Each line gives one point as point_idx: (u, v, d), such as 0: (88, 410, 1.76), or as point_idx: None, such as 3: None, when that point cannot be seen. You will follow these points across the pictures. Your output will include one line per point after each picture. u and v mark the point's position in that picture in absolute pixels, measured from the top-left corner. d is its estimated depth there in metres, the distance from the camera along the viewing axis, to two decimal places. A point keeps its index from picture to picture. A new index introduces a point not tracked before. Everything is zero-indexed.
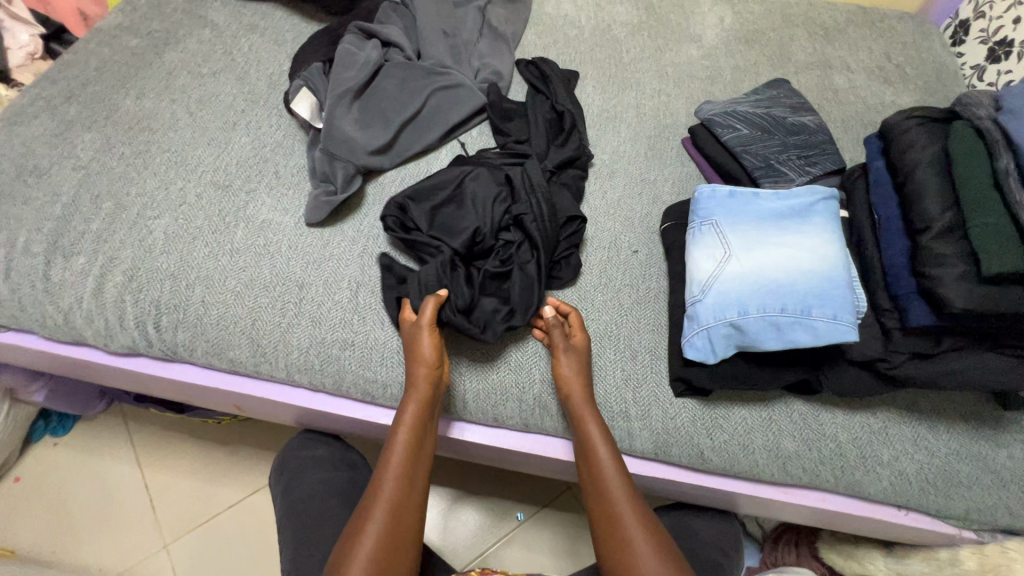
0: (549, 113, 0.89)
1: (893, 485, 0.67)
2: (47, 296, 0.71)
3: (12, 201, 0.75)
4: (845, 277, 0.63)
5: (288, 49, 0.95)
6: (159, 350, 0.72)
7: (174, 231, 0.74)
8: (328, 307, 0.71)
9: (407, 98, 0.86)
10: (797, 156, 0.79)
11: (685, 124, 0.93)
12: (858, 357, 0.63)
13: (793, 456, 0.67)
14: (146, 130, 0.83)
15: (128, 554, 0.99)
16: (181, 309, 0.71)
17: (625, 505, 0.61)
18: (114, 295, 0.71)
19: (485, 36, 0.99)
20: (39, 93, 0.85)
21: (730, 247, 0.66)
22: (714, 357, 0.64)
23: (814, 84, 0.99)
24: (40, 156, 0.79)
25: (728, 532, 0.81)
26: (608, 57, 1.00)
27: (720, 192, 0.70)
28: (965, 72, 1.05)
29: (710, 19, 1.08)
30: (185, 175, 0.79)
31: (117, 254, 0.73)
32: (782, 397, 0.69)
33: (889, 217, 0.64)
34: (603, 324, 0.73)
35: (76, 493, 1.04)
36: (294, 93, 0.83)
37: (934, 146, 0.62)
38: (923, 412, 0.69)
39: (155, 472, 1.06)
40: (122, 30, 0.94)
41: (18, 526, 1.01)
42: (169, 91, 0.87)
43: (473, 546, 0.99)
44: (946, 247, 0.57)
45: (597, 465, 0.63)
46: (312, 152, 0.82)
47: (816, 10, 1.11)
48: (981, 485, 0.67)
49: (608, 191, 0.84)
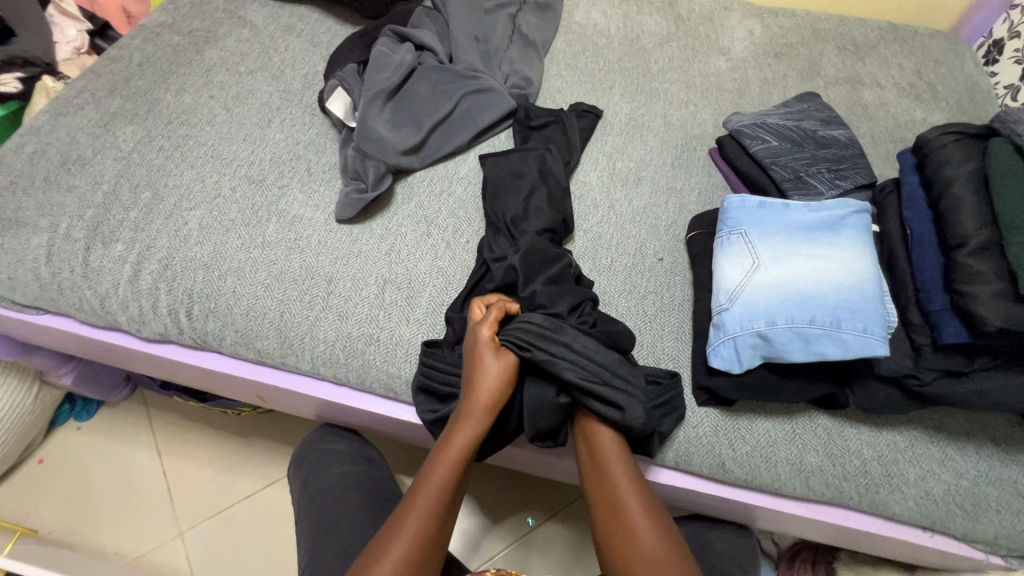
0: (562, 137, 0.88)
1: (918, 505, 0.66)
2: (86, 281, 0.73)
3: (56, 188, 0.77)
4: (877, 291, 0.62)
5: (323, 50, 0.97)
6: (189, 338, 0.73)
7: (209, 223, 0.76)
8: (355, 303, 0.72)
9: (438, 101, 0.88)
10: (828, 170, 0.79)
11: (712, 135, 0.93)
12: (887, 372, 0.62)
13: (816, 471, 0.66)
14: (185, 124, 0.85)
15: (144, 540, 1.01)
16: (212, 298, 0.72)
17: (635, 506, 0.59)
18: (149, 282, 0.73)
19: (516, 43, 1.01)
20: (84, 86, 0.88)
21: (759, 257, 0.65)
22: (739, 366, 0.63)
23: (844, 99, 0.99)
24: (83, 147, 0.81)
25: (744, 547, 0.80)
26: (635, 67, 1.01)
27: (749, 202, 0.70)
28: (998, 91, 1.04)
29: (739, 32, 1.08)
30: (221, 169, 0.81)
31: (154, 243, 0.75)
32: (806, 411, 0.69)
33: (921, 232, 0.64)
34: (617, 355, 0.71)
35: (96, 477, 1.06)
36: (329, 92, 0.85)
37: (971, 162, 0.62)
38: (950, 432, 0.68)
39: (174, 460, 1.08)
40: (165, 28, 0.97)
41: (41, 506, 1.03)
42: (208, 88, 0.90)
43: (484, 549, 0.98)
44: (982, 264, 0.57)
45: (610, 464, 0.62)
46: (344, 150, 0.84)
47: (847, 26, 1.11)
48: (1012, 509, 0.65)
49: (633, 198, 0.84)
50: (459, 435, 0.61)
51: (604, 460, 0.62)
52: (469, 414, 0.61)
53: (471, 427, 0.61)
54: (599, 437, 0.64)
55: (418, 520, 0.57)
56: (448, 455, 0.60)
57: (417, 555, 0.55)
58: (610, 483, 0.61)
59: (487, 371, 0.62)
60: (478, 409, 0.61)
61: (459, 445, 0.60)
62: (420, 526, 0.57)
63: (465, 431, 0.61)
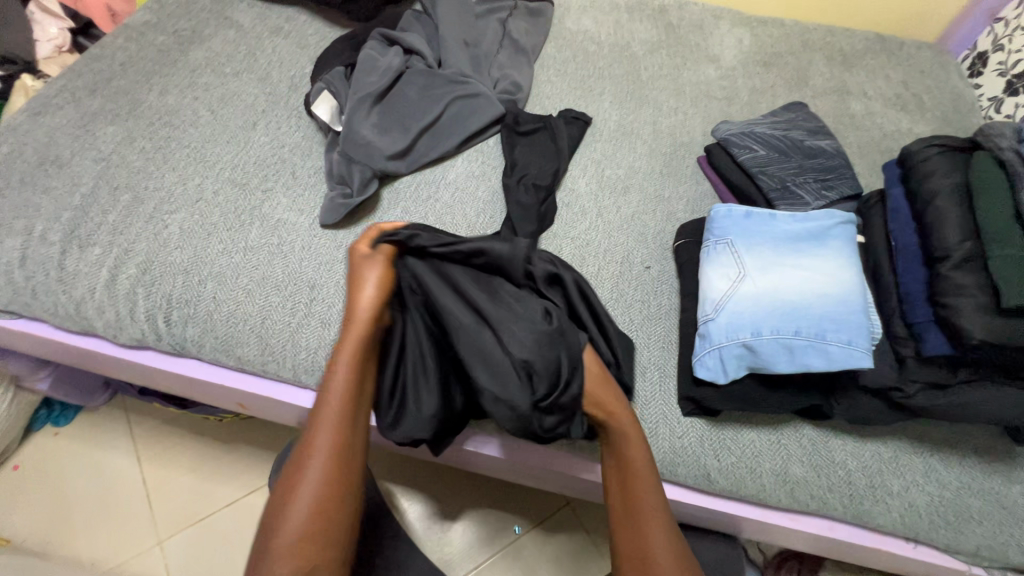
0: (550, 145, 0.88)
1: (901, 517, 0.66)
2: (61, 286, 0.71)
3: (32, 189, 0.76)
4: (861, 301, 0.62)
5: (311, 52, 0.97)
6: (168, 344, 0.71)
7: (190, 226, 0.75)
8: (338, 310, 0.71)
9: (426, 106, 0.87)
10: (814, 180, 0.79)
11: (700, 143, 0.93)
12: (872, 384, 0.61)
13: (800, 483, 0.66)
14: (167, 125, 0.84)
15: (122, 549, 0.99)
16: (192, 304, 0.71)
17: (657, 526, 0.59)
18: (127, 287, 0.71)
19: (505, 48, 1.01)
20: (64, 85, 0.86)
21: (745, 267, 0.65)
22: (725, 377, 0.63)
23: (831, 109, 0.99)
24: (61, 147, 0.80)
25: (730, 557, 0.79)
26: (625, 74, 1.01)
27: (736, 211, 0.69)
28: (982, 104, 1.05)
29: (729, 41, 1.08)
30: (203, 172, 0.80)
31: (132, 247, 0.73)
32: (792, 422, 0.68)
33: (906, 244, 0.64)
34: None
35: (73, 484, 1.03)
36: (315, 95, 0.84)
37: (955, 175, 0.62)
38: (934, 443, 0.68)
39: (154, 467, 1.06)
40: (149, 27, 0.96)
41: (15, 513, 1.00)
42: (192, 89, 0.88)
43: (469, 558, 0.97)
44: (965, 276, 0.57)
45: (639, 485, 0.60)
46: (330, 154, 0.83)
47: (835, 36, 1.11)
48: (993, 521, 0.66)
49: (621, 206, 0.84)
50: (339, 365, 0.60)
51: (637, 476, 0.60)
52: (348, 341, 0.61)
53: (342, 370, 0.59)
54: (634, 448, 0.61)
55: (318, 476, 0.56)
56: (332, 386, 0.59)
57: (322, 486, 0.56)
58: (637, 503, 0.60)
59: (366, 294, 0.63)
60: (355, 331, 0.61)
61: (341, 375, 0.59)
62: (317, 463, 0.56)
63: (344, 362, 0.60)
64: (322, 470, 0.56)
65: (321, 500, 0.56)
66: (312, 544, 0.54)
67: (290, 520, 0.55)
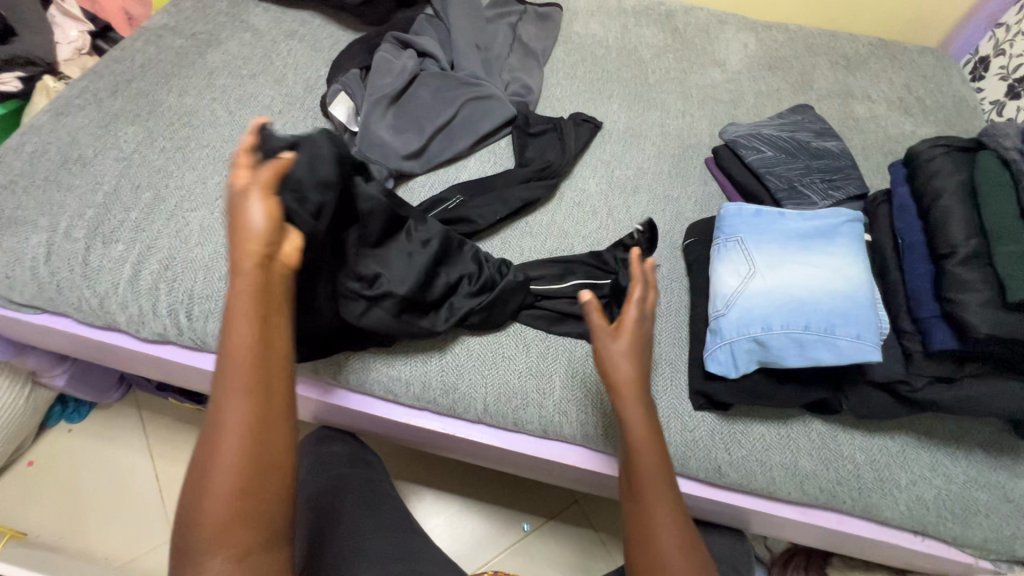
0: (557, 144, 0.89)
1: (909, 510, 0.67)
2: (85, 281, 0.73)
3: (56, 187, 0.77)
4: (869, 297, 0.63)
5: (326, 55, 0.99)
6: (189, 338, 0.73)
7: (210, 224, 0.76)
8: None
9: (439, 107, 0.89)
10: (821, 180, 0.81)
11: (707, 144, 0.95)
12: (881, 377, 0.63)
13: (810, 476, 0.67)
14: (187, 126, 0.86)
15: (136, 544, 1.00)
16: (213, 299, 0.72)
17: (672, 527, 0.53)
18: (149, 283, 0.73)
19: (515, 52, 1.03)
20: (86, 87, 0.88)
21: (756, 264, 0.67)
22: (736, 371, 0.65)
23: (836, 112, 1.01)
24: (84, 146, 0.81)
25: (739, 551, 0.80)
26: (633, 77, 1.03)
27: (746, 210, 0.71)
28: (984, 107, 1.07)
29: (734, 45, 1.10)
30: (222, 171, 0.82)
31: (154, 243, 0.75)
32: (800, 416, 0.70)
33: (913, 242, 0.65)
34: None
35: (88, 480, 1.05)
36: (331, 96, 0.86)
37: (960, 174, 0.64)
38: (941, 437, 0.69)
39: (167, 463, 1.07)
40: (167, 30, 0.98)
41: (30, 508, 1.01)
42: (210, 90, 0.90)
43: (479, 554, 0.98)
44: (970, 273, 0.58)
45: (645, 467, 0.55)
46: (346, 154, 0.84)
47: (838, 40, 1.13)
48: (1000, 514, 0.67)
49: (631, 206, 0.86)
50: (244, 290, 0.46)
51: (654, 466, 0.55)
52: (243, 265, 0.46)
53: (251, 277, 0.46)
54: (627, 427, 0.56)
55: (235, 437, 0.44)
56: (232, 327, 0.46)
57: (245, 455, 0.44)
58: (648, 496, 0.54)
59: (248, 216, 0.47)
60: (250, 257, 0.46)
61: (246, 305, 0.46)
62: (234, 425, 0.44)
63: (240, 290, 0.46)
64: (241, 420, 0.44)
65: (248, 462, 0.44)
66: (239, 527, 0.43)
67: (209, 504, 0.43)
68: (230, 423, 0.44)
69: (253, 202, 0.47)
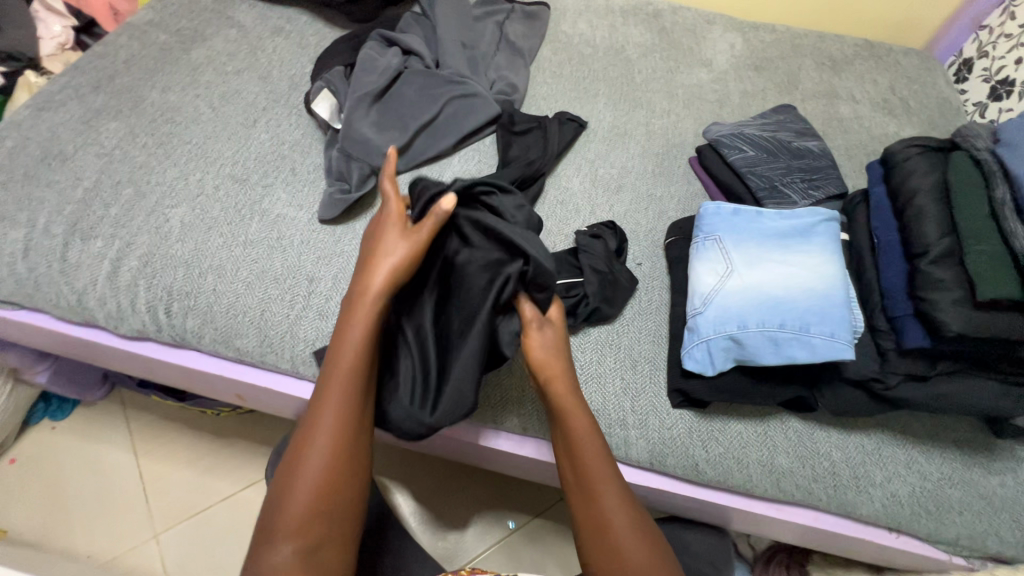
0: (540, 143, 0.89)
1: (884, 507, 0.68)
2: (63, 277, 0.72)
3: (36, 183, 0.77)
4: (844, 296, 0.64)
5: (311, 52, 0.98)
6: (168, 335, 0.73)
7: (191, 220, 0.76)
8: (336, 302, 0.73)
9: (423, 105, 0.89)
10: (802, 180, 0.81)
11: (692, 144, 0.95)
12: (855, 376, 0.63)
13: (786, 473, 0.68)
14: (169, 122, 0.85)
15: (118, 542, 0.99)
16: (192, 296, 0.72)
17: (620, 513, 0.56)
18: (128, 279, 0.72)
19: (502, 50, 1.03)
20: (68, 82, 0.88)
21: (733, 263, 0.67)
22: (712, 369, 0.65)
23: (820, 112, 1.02)
24: (65, 142, 0.81)
25: (719, 548, 0.81)
26: (620, 76, 1.03)
27: (725, 209, 0.71)
28: (968, 108, 1.08)
29: (721, 45, 1.11)
30: (204, 167, 0.81)
31: (134, 239, 0.74)
32: (778, 414, 0.70)
33: (888, 242, 0.66)
34: (591, 360, 0.72)
35: (70, 477, 1.04)
36: (314, 93, 0.86)
37: (934, 174, 0.64)
38: (916, 435, 0.70)
39: (151, 461, 1.07)
40: (152, 26, 0.97)
41: (12, 506, 1.01)
42: (194, 87, 0.90)
43: (463, 552, 0.98)
44: (943, 271, 0.59)
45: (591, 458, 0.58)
46: (329, 151, 0.84)
47: (824, 41, 1.14)
48: (973, 511, 0.68)
49: (614, 204, 0.86)
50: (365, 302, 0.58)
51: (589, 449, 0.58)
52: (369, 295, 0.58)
53: (372, 310, 0.58)
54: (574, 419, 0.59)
55: (324, 444, 0.53)
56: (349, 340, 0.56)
57: (334, 455, 0.53)
58: (593, 483, 0.57)
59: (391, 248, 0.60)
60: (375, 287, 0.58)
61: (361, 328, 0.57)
62: (332, 425, 0.54)
63: (360, 321, 0.57)
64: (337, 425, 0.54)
65: (333, 467, 0.53)
66: (318, 521, 0.51)
67: (295, 501, 0.51)
68: (327, 424, 0.54)
69: (393, 241, 0.60)
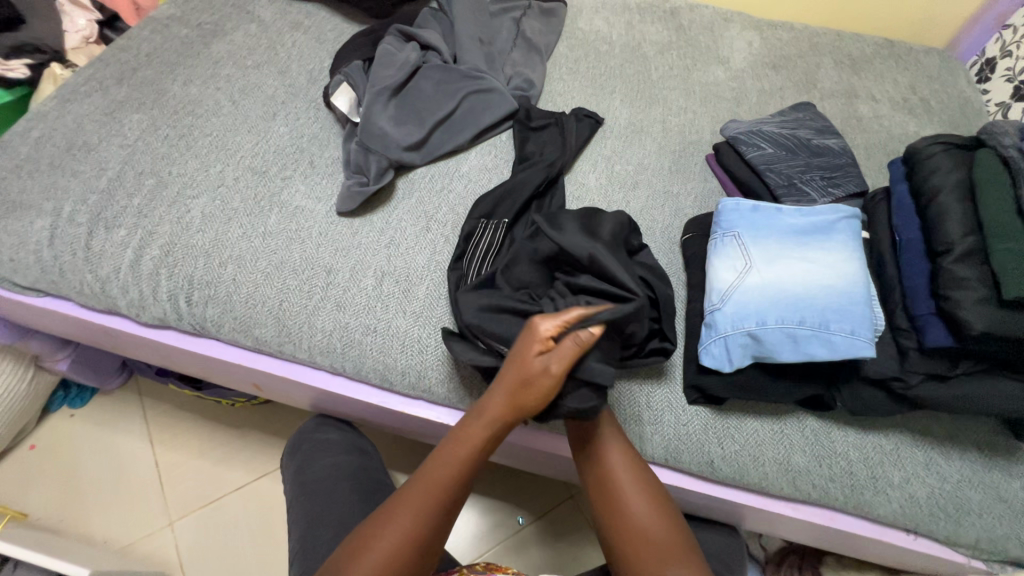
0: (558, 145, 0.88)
1: (901, 508, 0.67)
2: (87, 265, 0.74)
3: (61, 172, 0.78)
4: (866, 294, 0.63)
5: (330, 47, 0.99)
6: (188, 323, 0.74)
7: (211, 211, 0.77)
8: (353, 294, 0.73)
9: (441, 99, 0.89)
10: (821, 178, 0.80)
11: (708, 141, 0.95)
12: (875, 374, 0.63)
13: (803, 472, 0.67)
14: (191, 114, 0.86)
15: (134, 529, 1.01)
16: (212, 285, 0.73)
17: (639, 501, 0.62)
18: (150, 268, 0.74)
19: (519, 46, 1.03)
20: (92, 74, 0.89)
21: (751, 259, 0.67)
22: (730, 365, 0.65)
23: (839, 111, 1.01)
24: (88, 133, 0.82)
25: (732, 547, 0.80)
26: (636, 74, 1.03)
27: (743, 205, 0.71)
28: (990, 109, 1.06)
29: (739, 44, 1.10)
30: (225, 159, 0.82)
31: (156, 229, 0.75)
32: (795, 412, 0.70)
33: (910, 240, 0.65)
34: None
35: (88, 464, 1.06)
36: (334, 87, 0.87)
37: (958, 172, 0.64)
38: (936, 436, 0.69)
39: (167, 449, 1.08)
40: (174, 20, 0.99)
41: (32, 490, 1.03)
42: (214, 80, 0.91)
43: (474, 546, 0.99)
44: (967, 270, 0.58)
45: (636, 548, 0.60)
46: (347, 144, 0.85)
47: (843, 40, 1.13)
48: (994, 514, 0.67)
49: (630, 201, 0.86)
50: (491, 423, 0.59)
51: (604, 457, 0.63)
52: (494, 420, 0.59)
53: (473, 436, 0.60)
54: (626, 513, 0.62)
55: (421, 509, 0.58)
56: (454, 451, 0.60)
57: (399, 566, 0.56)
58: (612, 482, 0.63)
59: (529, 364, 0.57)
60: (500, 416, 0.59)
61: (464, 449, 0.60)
62: (394, 538, 0.56)
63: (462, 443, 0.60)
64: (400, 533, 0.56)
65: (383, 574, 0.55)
66: None
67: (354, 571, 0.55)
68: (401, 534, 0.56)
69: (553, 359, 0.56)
